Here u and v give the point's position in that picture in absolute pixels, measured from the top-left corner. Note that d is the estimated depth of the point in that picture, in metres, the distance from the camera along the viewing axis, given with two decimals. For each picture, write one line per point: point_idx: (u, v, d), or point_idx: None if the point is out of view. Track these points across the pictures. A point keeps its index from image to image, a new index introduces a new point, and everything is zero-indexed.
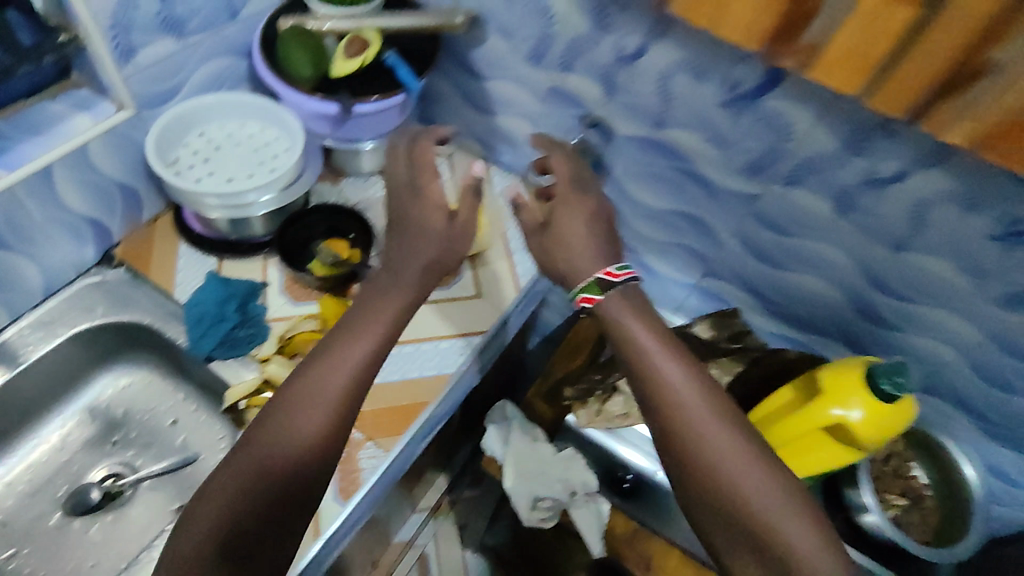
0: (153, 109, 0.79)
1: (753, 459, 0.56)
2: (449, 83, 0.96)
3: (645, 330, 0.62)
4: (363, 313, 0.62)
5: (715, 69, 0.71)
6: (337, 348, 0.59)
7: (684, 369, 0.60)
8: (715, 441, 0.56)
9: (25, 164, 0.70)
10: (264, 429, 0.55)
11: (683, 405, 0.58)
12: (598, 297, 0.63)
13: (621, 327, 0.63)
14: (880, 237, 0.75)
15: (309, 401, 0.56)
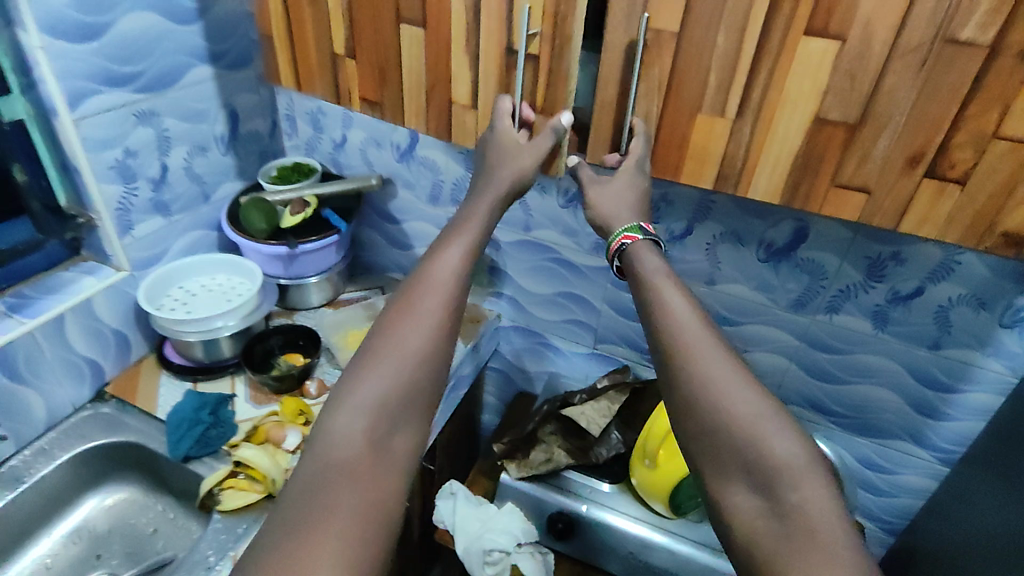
0: (143, 269, 1.04)
1: (746, 381, 0.57)
2: (375, 232, 1.27)
3: (661, 270, 0.68)
4: (450, 244, 0.71)
5: (549, 181, 1.03)
6: (430, 269, 0.68)
7: (686, 296, 0.65)
8: (696, 344, 0.60)
9: (44, 314, 0.90)
10: (387, 335, 0.63)
11: (679, 320, 0.62)
12: (637, 235, 0.72)
13: (638, 265, 0.70)
14: (696, 277, 1.01)
15: (418, 309, 0.64)
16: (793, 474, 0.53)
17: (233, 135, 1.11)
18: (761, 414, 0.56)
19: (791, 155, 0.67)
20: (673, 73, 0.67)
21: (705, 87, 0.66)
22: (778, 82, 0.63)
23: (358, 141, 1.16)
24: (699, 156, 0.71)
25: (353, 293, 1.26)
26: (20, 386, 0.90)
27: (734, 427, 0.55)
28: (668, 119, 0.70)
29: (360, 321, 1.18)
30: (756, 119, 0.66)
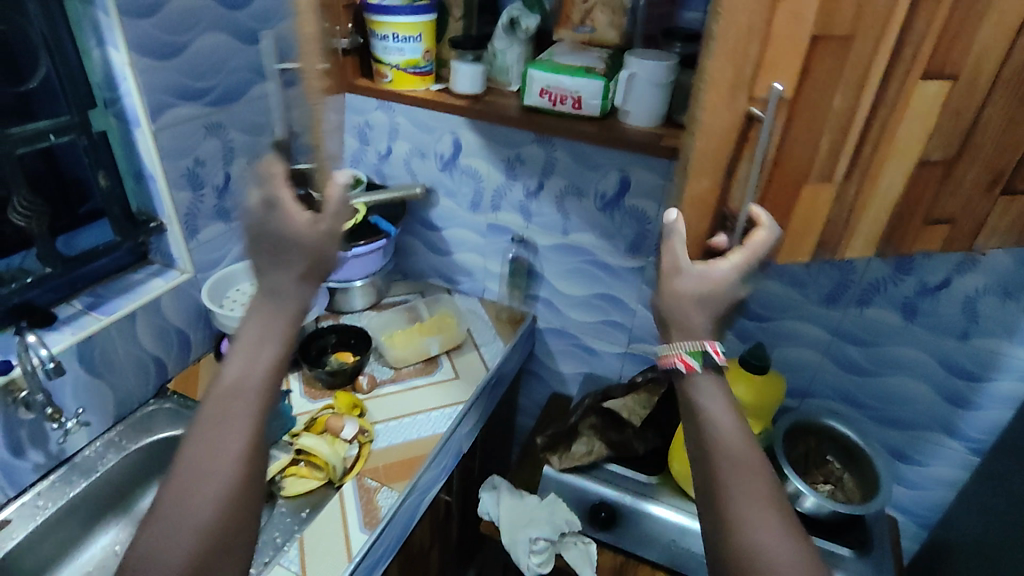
0: (205, 272, 1.10)
1: (800, 553, 0.50)
2: (416, 239, 1.33)
3: (722, 411, 0.56)
4: (242, 365, 0.56)
5: (587, 185, 1.10)
6: (224, 416, 0.53)
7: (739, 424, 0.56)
8: (747, 497, 0.52)
9: (119, 311, 0.97)
10: (176, 503, 0.50)
11: (739, 467, 0.53)
12: (697, 364, 0.57)
13: (693, 396, 0.57)
14: None
15: (209, 464, 0.52)
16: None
17: None
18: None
19: (890, 206, 0.62)
20: (779, 147, 0.57)
21: (815, 154, 0.58)
22: (887, 133, 0.57)
23: (403, 152, 1.23)
24: (801, 228, 0.63)
25: (395, 297, 1.32)
26: (95, 378, 0.95)
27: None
28: (772, 200, 0.60)
29: (404, 322, 1.24)
30: (862, 181, 0.60)
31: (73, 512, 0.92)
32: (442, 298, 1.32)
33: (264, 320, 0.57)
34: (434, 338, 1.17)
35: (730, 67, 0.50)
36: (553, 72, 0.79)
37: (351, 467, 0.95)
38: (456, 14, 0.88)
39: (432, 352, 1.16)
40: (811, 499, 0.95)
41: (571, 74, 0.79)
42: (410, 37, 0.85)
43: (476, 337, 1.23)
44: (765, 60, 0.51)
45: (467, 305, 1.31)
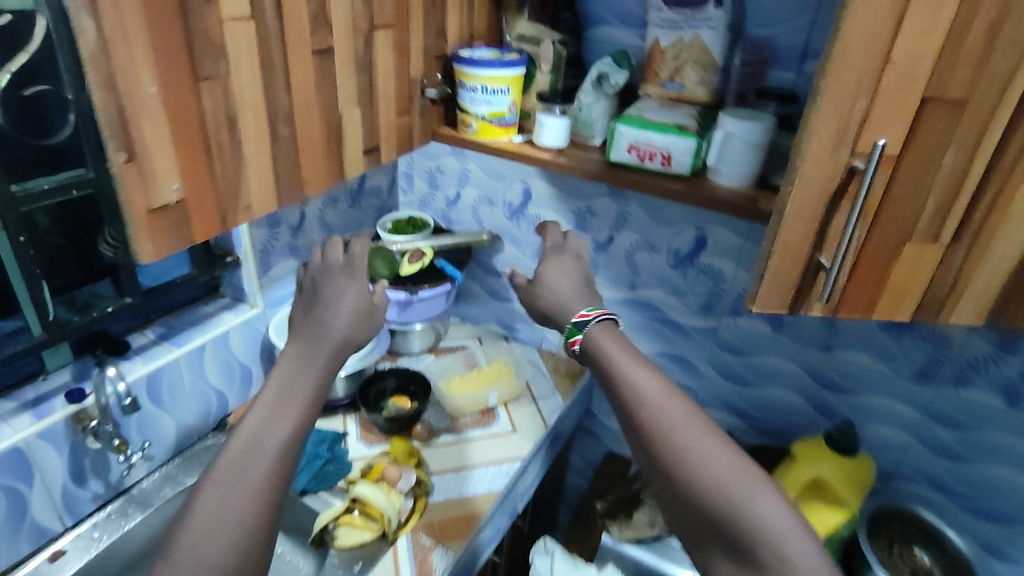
0: (272, 308, 1.10)
1: (711, 437, 0.57)
2: (476, 283, 1.32)
3: (618, 345, 0.66)
4: (272, 418, 0.57)
5: (662, 242, 1.07)
6: (251, 460, 0.54)
7: (642, 365, 0.63)
8: (666, 413, 0.59)
9: (188, 343, 0.97)
10: (202, 541, 0.49)
11: (638, 381, 0.62)
12: (581, 336, 0.68)
13: (599, 346, 0.66)
14: (811, 343, 1.01)
15: (231, 505, 0.51)
16: (773, 535, 0.51)
17: (359, 190, 1.20)
18: (738, 475, 0.54)
19: (1006, 271, 0.60)
20: (876, 206, 0.60)
21: (920, 213, 0.60)
22: (1001, 192, 0.57)
23: (471, 198, 1.23)
24: (899, 292, 0.64)
25: (452, 341, 1.29)
26: (161, 411, 0.95)
27: (715, 498, 0.53)
28: (870, 258, 0.63)
29: (461, 369, 1.21)
30: (976, 238, 0.59)
31: (126, 547, 0.90)
32: (500, 346, 1.29)
33: (298, 372, 0.62)
34: (493, 389, 1.14)
35: (836, 120, 0.57)
36: (642, 128, 0.77)
37: (405, 520, 0.91)
38: (545, 67, 0.88)
39: (490, 403, 1.13)
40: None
41: (661, 130, 0.77)
42: (499, 89, 0.86)
43: (534, 390, 1.19)
44: (870, 112, 0.56)
45: (525, 355, 1.28)
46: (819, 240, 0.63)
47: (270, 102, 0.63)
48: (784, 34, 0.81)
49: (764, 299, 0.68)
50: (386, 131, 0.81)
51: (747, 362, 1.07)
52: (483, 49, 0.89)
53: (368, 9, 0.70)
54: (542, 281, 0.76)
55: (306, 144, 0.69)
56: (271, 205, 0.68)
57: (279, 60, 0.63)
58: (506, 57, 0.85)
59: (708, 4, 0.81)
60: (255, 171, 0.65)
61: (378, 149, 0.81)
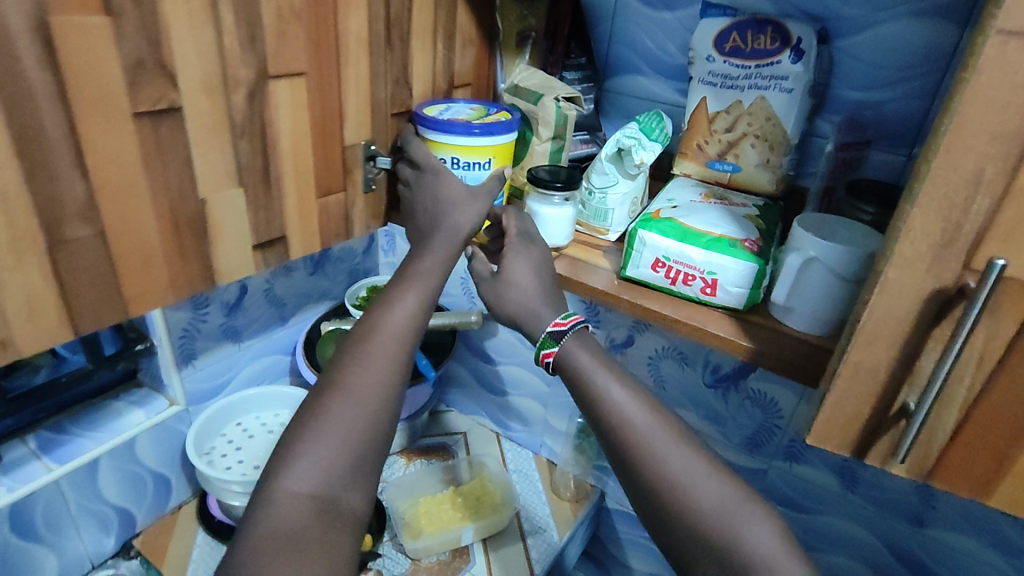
0: (198, 403, 0.90)
1: (712, 473, 0.49)
2: (464, 366, 1.09)
3: (595, 360, 0.56)
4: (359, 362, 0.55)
5: (698, 355, 0.82)
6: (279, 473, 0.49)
7: (624, 383, 0.55)
8: (656, 440, 0.51)
9: (74, 458, 0.76)
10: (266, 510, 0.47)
11: (625, 408, 0.53)
12: (556, 350, 0.56)
13: (581, 369, 0.55)
14: (898, 512, 0.75)
15: (311, 454, 0.49)
16: (771, 570, 0.45)
17: (323, 255, 0.98)
18: (736, 507, 0.47)
19: None
20: (1002, 356, 0.42)
21: None
22: None
23: (460, 269, 1.00)
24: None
25: (431, 439, 1.06)
26: (33, 545, 0.75)
27: (713, 530, 0.47)
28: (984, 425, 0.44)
29: (434, 483, 0.97)
30: None
31: None
32: (489, 448, 1.06)
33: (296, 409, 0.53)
34: (471, 524, 0.89)
35: (941, 218, 0.41)
36: (677, 239, 0.56)
37: None
38: (543, 134, 0.66)
39: (464, 542, 0.89)
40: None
41: (705, 245, 0.55)
42: (475, 161, 0.65)
43: (523, 521, 0.93)
44: (1001, 211, 0.40)
45: (517, 463, 1.04)
46: (902, 376, 0.46)
47: (45, 195, 0.41)
48: (895, 99, 0.60)
49: (824, 425, 0.51)
50: (311, 218, 0.61)
51: (804, 520, 0.83)
52: (463, 101, 0.68)
53: (257, 50, 0.50)
54: (503, 281, 0.61)
55: (145, 245, 0.48)
56: (65, 333, 0.45)
57: (59, 131, 0.41)
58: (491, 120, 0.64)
59: (785, 54, 0.59)
60: (21, 294, 0.42)
61: (298, 241, 0.61)
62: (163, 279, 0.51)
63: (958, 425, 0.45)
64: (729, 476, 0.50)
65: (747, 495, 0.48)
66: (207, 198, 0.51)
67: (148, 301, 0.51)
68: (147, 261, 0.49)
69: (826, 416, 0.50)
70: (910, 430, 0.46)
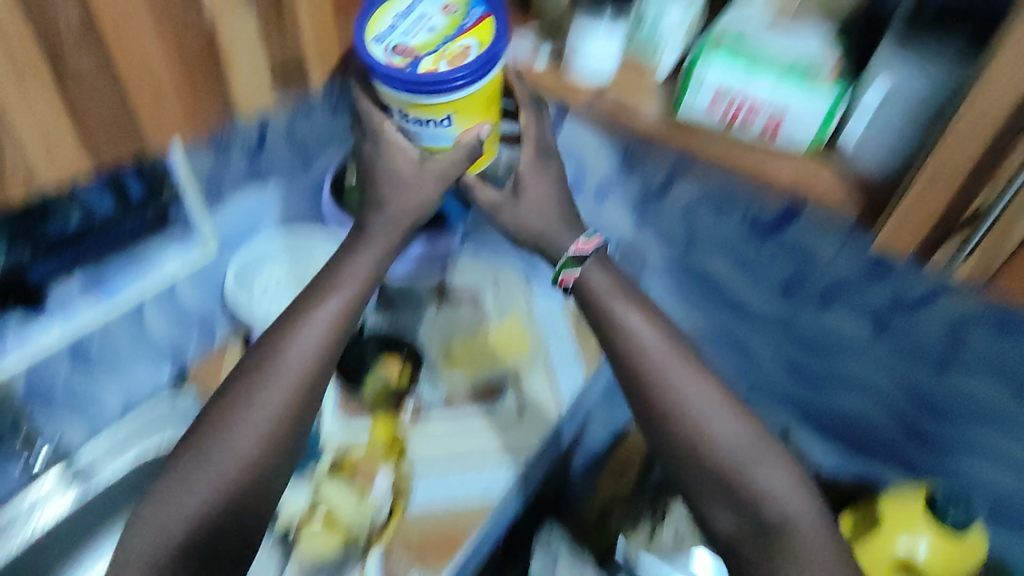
0: (231, 247, 0.92)
1: (725, 413, 0.61)
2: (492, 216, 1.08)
3: (614, 290, 0.66)
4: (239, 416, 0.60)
5: (736, 202, 0.79)
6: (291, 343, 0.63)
7: (638, 311, 0.66)
8: (669, 368, 0.63)
9: (119, 299, 0.79)
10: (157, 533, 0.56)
11: (646, 350, 0.64)
12: (578, 271, 0.67)
13: (602, 301, 0.66)
14: (920, 357, 0.77)
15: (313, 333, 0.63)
16: (772, 500, 0.58)
17: (342, 92, 0.89)
18: (740, 444, 0.60)
19: None
20: None
21: None
22: None
23: None
24: None
25: (462, 279, 1.04)
26: (93, 374, 0.82)
27: (721, 457, 0.60)
28: None
29: (466, 326, 0.99)
30: None
31: (68, 527, 0.76)
32: (519, 291, 1.03)
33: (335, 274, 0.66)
34: (503, 361, 0.94)
35: None
36: (742, 69, 0.58)
37: (377, 530, 0.79)
38: None
39: (496, 380, 0.94)
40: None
41: (774, 78, 0.57)
42: (431, 119, 0.65)
43: (552, 357, 0.97)
44: None
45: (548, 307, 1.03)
46: (983, 176, 0.49)
47: (39, 15, 0.41)
48: None
49: (894, 230, 0.56)
50: (327, 37, 0.62)
51: (821, 362, 0.87)
52: (444, 3, 0.66)
53: None
54: (524, 201, 0.70)
55: (151, 71, 0.48)
56: (88, 165, 0.48)
57: None
58: (450, 63, 0.62)
59: None
60: (35, 126, 0.44)
61: (316, 65, 0.62)
62: (179, 113, 0.53)
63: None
64: (733, 411, 0.62)
65: (743, 424, 0.61)
66: (217, 21, 0.51)
67: (169, 131, 0.53)
68: (158, 94, 0.50)
69: (901, 212, 0.55)
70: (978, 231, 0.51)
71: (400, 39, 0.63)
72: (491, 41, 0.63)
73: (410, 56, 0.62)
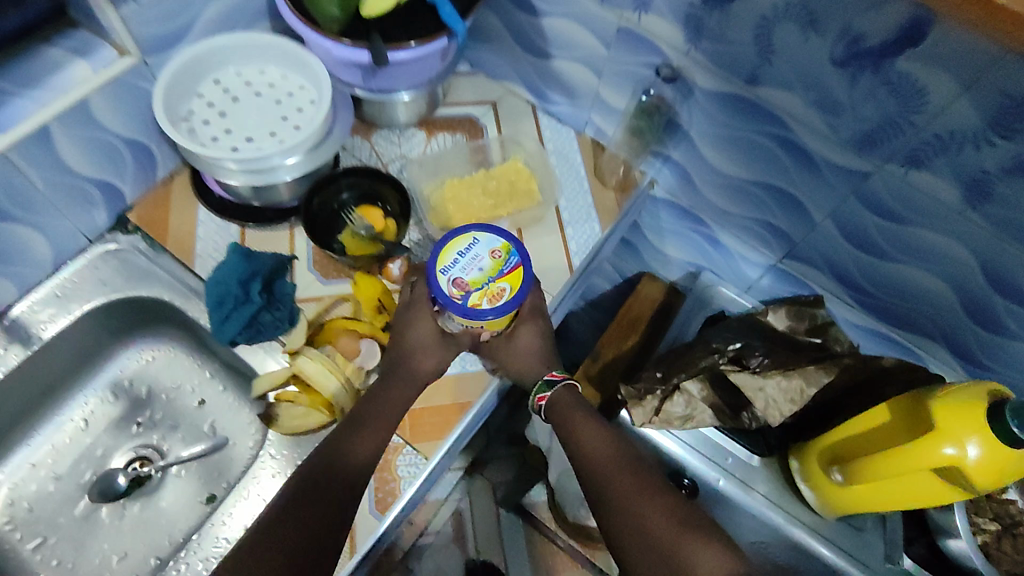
0: (159, 55, 0.69)
1: (664, 503, 0.59)
2: (495, 17, 0.83)
3: (569, 399, 0.66)
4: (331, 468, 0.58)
5: (836, 17, 0.57)
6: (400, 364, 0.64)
7: (596, 423, 0.64)
8: (619, 482, 0.60)
9: (16, 126, 0.62)
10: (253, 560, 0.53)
11: (587, 442, 0.63)
12: (548, 396, 0.66)
13: (561, 412, 0.65)
14: (1019, 235, 0.63)
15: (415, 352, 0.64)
16: None
17: None
18: (675, 526, 0.57)
19: None
20: None
21: None
22: None
23: None
24: None
25: (453, 110, 0.87)
26: (7, 223, 0.66)
27: (659, 543, 0.56)
28: None
29: (462, 167, 0.83)
30: None
31: (20, 380, 0.71)
32: (525, 126, 0.88)
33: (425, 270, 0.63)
34: (505, 216, 0.79)
35: None
36: None
37: None
38: None
39: None
40: (962, 544, 0.74)
41: None
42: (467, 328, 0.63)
43: (562, 212, 0.82)
44: None
45: (556, 144, 0.87)
46: None
47: None
48: None
49: None
50: None
51: (888, 229, 0.71)
52: (493, 242, 0.63)
53: None
54: (513, 343, 0.66)
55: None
56: None
57: None
58: (493, 303, 0.60)
59: None
60: None
61: None
62: None
63: None
64: (675, 500, 0.59)
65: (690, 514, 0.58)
66: None
67: None
68: None
69: None
70: None
71: (459, 273, 0.61)
72: (526, 285, 0.61)
73: (462, 292, 0.60)
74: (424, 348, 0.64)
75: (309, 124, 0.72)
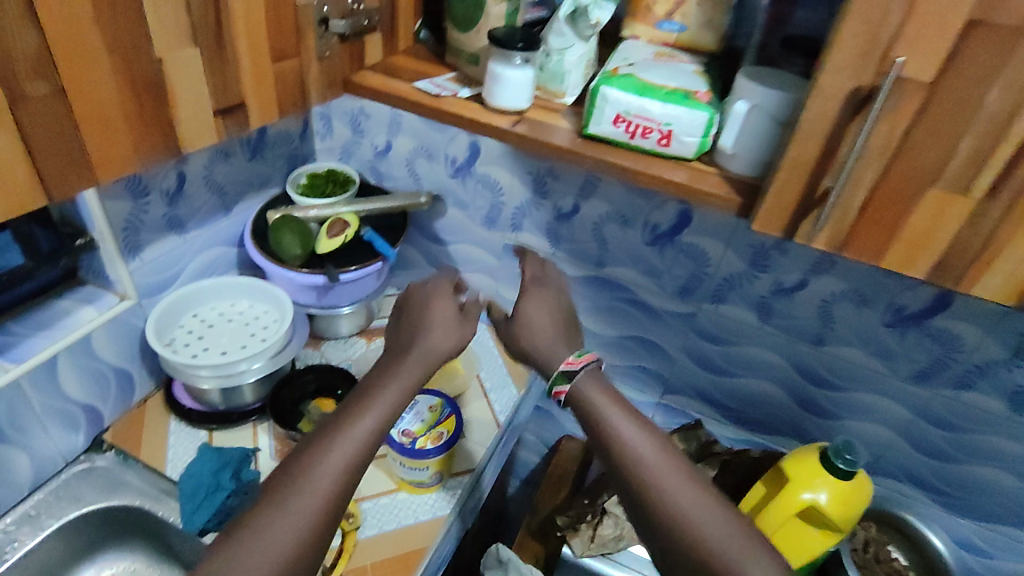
0: (151, 297, 0.88)
1: (715, 500, 0.55)
2: (413, 250, 1.12)
3: (606, 398, 0.62)
4: (374, 408, 0.61)
5: (636, 216, 0.89)
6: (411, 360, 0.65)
7: (636, 420, 0.61)
8: (661, 469, 0.57)
9: (30, 357, 0.75)
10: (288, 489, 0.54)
11: (629, 440, 0.59)
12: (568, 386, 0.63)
13: (589, 402, 0.62)
14: (801, 336, 0.89)
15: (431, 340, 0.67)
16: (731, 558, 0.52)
17: (261, 139, 0.94)
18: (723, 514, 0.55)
19: None
20: (919, 125, 0.47)
21: (948, 160, 0.47)
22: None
23: (405, 150, 1.00)
24: (910, 247, 0.51)
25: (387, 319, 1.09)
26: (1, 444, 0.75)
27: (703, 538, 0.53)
28: (884, 194, 0.50)
29: None
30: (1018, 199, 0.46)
31: None
32: None
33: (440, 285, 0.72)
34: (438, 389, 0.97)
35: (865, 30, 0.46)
36: (636, 94, 0.60)
37: (331, 566, 0.76)
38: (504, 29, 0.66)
39: None
40: None
41: (661, 99, 0.59)
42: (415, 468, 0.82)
43: (484, 381, 1.01)
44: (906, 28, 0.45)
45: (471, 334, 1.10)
46: (826, 162, 0.52)
47: None
48: None
49: (767, 211, 0.56)
50: (265, 86, 0.64)
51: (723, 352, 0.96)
52: (429, 401, 0.89)
53: None
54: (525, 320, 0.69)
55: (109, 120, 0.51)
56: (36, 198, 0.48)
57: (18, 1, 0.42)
58: (435, 441, 0.82)
59: None
60: None
61: (255, 107, 0.64)
62: (128, 144, 0.53)
63: (862, 201, 0.51)
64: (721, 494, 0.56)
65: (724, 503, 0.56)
66: (163, 58, 0.53)
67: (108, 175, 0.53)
68: (106, 121, 0.51)
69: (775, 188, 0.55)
70: (826, 208, 0.53)
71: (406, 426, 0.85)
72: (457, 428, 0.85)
73: (411, 437, 0.83)
74: (443, 328, 0.68)
75: (272, 336, 0.90)
